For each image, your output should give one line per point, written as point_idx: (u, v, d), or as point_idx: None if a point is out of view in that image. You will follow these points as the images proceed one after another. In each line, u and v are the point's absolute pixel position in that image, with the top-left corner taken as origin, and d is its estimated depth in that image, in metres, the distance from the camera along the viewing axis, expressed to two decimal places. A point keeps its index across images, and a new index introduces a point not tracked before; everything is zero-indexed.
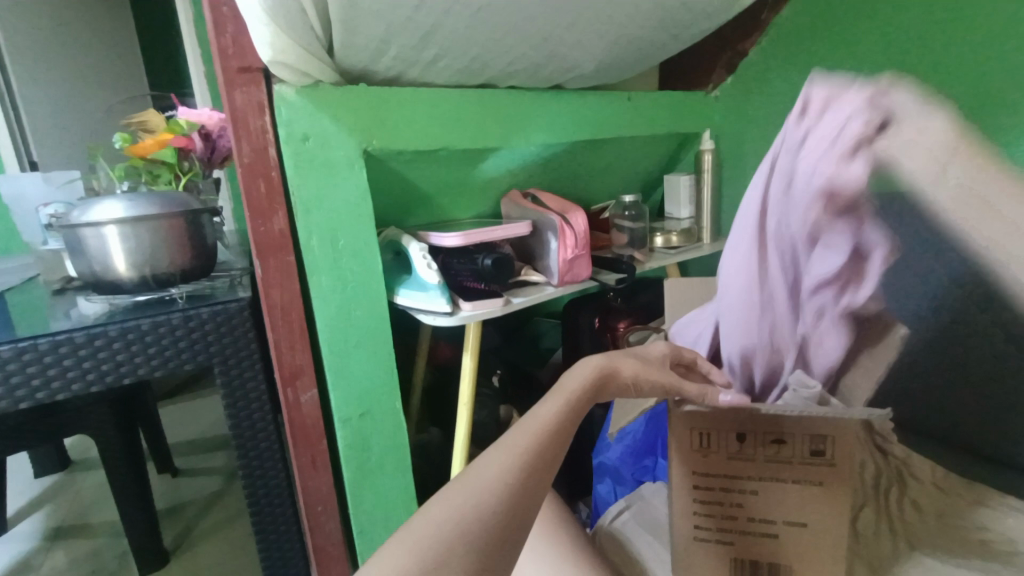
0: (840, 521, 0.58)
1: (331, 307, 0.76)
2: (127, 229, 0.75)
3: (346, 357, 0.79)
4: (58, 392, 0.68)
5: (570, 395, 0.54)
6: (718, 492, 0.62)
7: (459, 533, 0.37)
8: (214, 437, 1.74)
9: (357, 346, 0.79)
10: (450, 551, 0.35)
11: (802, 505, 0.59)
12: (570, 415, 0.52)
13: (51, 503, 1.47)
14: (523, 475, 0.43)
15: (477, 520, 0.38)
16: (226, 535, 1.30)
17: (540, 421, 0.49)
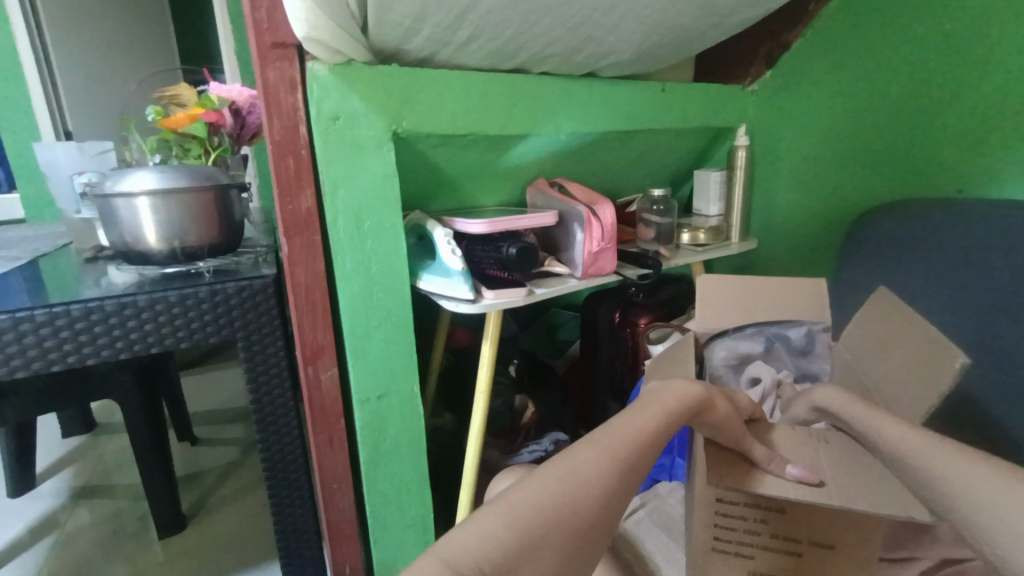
0: (866, 547, 0.58)
1: (354, 292, 0.76)
2: (158, 202, 0.76)
3: (367, 342, 0.79)
4: (88, 358, 0.69)
5: (664, 405, 0.54)
6: (743, 512, 0.61)
7: (547, 526, 0.39)
8: (233, 409, 1.78)
9: (379, 332, 0.80)
10: (544, 535, 0.39)
11: (829, 526, 0.59)
12: (666, 434, 0.52)
13: (76, 463, 1.52)
14: (611, 484, 0.45)
15: (568, 512, 0.41)
16: (242, 504, 1.33)
17: (634, 432, 0.50)
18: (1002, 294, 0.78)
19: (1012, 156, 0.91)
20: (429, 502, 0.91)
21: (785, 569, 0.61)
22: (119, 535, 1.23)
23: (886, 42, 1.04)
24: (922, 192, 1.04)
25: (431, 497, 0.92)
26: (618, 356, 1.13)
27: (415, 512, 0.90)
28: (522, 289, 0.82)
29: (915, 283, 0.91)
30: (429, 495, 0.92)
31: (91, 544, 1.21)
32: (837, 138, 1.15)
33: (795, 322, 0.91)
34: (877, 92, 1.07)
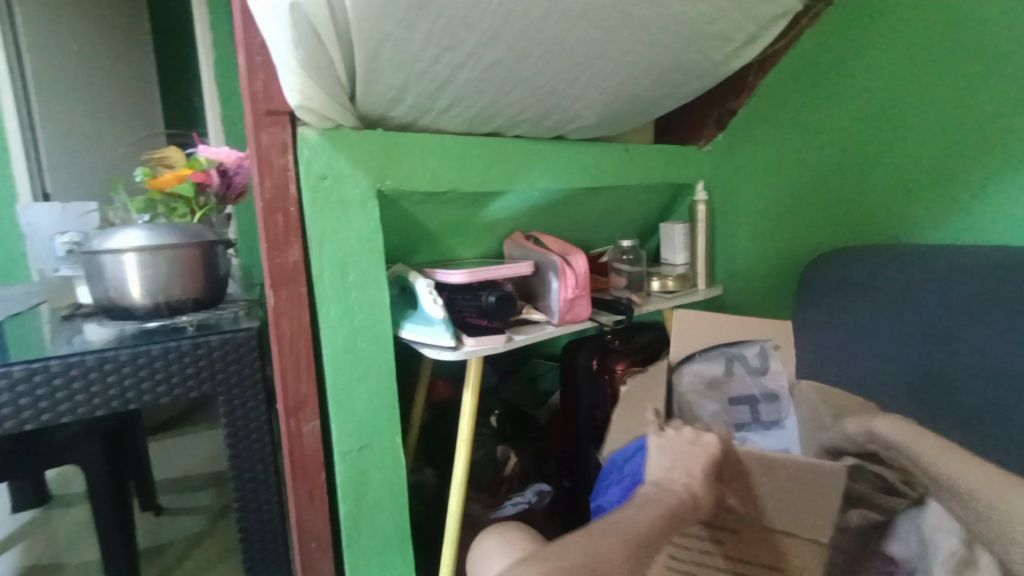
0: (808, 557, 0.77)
1: (338, 342, 0.78)
2: (145, 257, 0.78)
3: (350, 391, 0.80)
4: (64, 415, 0.68)
5: (688, 472, 0.69)
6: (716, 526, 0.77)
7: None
8: (202, 476, 1.70)
9: (364, 381, 0.81)
10: None
11: (769, 519, 0.77)
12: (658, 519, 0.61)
13: (27, 541, 1.42)
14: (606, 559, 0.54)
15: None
16: (211, 575, 1.26)
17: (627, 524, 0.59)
18: (941, 329, 0.86)
19: (935, 207, 1.02)
20: (412, 560, 0.88)
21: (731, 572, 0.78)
22: None
23: (820, 110, 1.17)
24: (865, 239, 1.13)
25: (414, 554, 0.89)
26: (598, 403, 1.15)
27: (398, 570, 0.87)
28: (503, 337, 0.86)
29: (867, 322, 0.97)
30: (411, 551, 0.89)
31: None
32: (785, 191, 1.26)
33: (750, 342, 1.11)
34: (816, 151, 1.19)
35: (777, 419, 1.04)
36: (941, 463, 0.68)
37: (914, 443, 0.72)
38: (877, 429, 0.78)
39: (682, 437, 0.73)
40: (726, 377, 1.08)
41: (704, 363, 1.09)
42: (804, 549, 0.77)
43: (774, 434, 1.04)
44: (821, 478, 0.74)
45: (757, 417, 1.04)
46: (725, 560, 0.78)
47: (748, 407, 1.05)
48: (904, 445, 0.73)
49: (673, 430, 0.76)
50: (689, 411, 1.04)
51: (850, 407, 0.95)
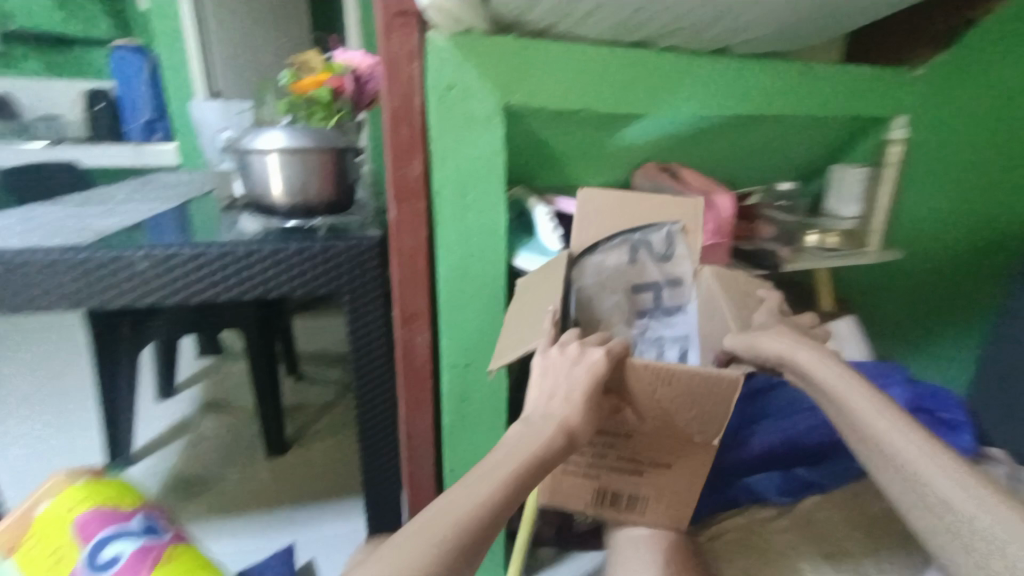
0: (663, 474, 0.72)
1: (450, 263, 0.79)
2: (288, 158, 0.83)
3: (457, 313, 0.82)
4: (222, 295, 0.79)
5: (567, 401, 0.57)
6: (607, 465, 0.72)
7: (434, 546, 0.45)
8: (334, 354, 1.97)
9: (471, 306, 0.82)
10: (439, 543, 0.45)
11: (662, 455, 0.70)
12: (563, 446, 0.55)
13: (207, 381, 1.80)
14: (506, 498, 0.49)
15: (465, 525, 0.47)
16: (335, 438, 1.53)
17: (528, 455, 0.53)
18: None
19: None
20: None
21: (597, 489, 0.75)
22: (236, 447, 1.50)
23: None
24: None
25: None
26: None
27: None
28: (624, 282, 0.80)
29: None
30: None
31: (215, 451, 1.48)
32: None
33: (659, 224, 0.76)
34: None
35: (681, 301, 0.81)
36: (848, 395, 0.60)
37: (795, 354, 0.63)
38: (744, 342, 0.67)
39: (570, 351, 0.59)
40: (632, 271, 0.80)
41: (608, 256, 0.78)
42: (691, 487, 0.73)
43: (673, 321, 0.83)
44: (714, 402, 0.61)
45: (658, 305, 0.82)
46: (619, 510, 0.76)
47: (648, 293, 0.82)
48: (796, 359, 0.63)
49: (572, 340, 0.61)
50: (610, 327, 0.81)
51: (695, 228, 0.76)
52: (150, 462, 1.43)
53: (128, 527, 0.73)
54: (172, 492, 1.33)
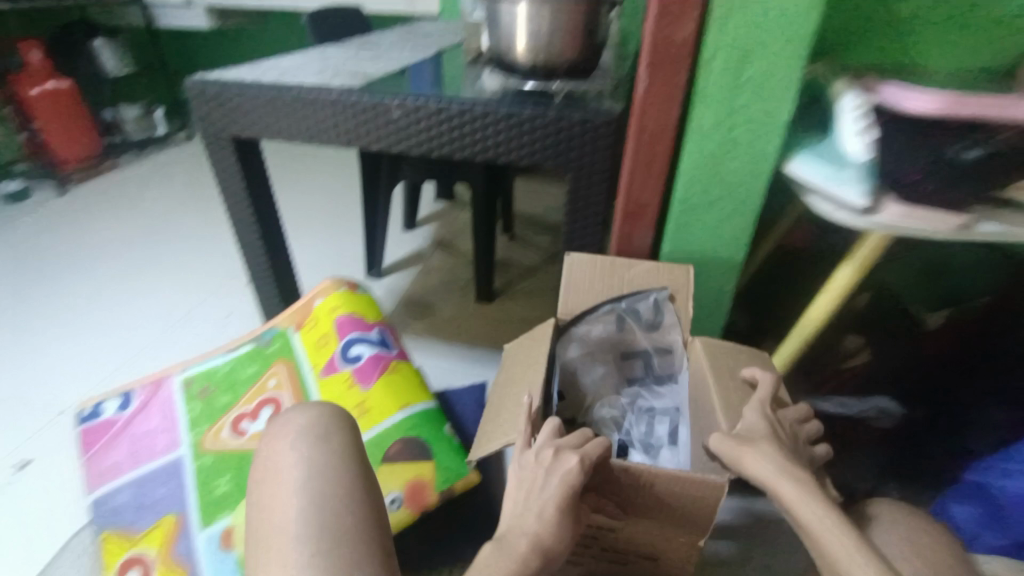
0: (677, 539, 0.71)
1: (707, 151, 0.74)
2: (535, 9, 0.75)
3: (697, 213, 0.80)
4: (456, 153, 0.81)
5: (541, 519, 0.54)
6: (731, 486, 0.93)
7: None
8: (545, 220, 2.06)
9: (708, 215, 0.80)
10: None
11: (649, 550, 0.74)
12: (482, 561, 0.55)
13: (438, 222, 2.06)
14: None
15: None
16: (533, 299, 1.69)
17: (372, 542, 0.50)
18: None
19: None
20: None
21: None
22: (455, 285, 1.74)
23: None
24: None
25: None
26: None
27: None
28: (954, 220, 0.66)
29: None
30: None
31: (439, 284, 1.75)
32: None
33: (644, 293, 0.81)
34: None
35: (671, 371, 0.87)
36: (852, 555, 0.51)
37: (780, 486, 0.57)
38: (731, 452, 0.61)
39: (544, 460, 0.58)
40: (621, 339, 0.86)
41: (594, 324, 0.83)
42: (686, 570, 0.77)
43: (662, 392, 0.87)
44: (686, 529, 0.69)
45: (649, 372, 0.87)
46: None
47: (640, 361, 0.88)
48: (784, 494, 0.57)
49: (547, 440, 0.60)
50: (596, 400, 0.86)
51: (681, 294, 0.80)
52: (391, 279, 1.76)
53: (370, 335, 0.90)
54: (403, 309, 1.65)
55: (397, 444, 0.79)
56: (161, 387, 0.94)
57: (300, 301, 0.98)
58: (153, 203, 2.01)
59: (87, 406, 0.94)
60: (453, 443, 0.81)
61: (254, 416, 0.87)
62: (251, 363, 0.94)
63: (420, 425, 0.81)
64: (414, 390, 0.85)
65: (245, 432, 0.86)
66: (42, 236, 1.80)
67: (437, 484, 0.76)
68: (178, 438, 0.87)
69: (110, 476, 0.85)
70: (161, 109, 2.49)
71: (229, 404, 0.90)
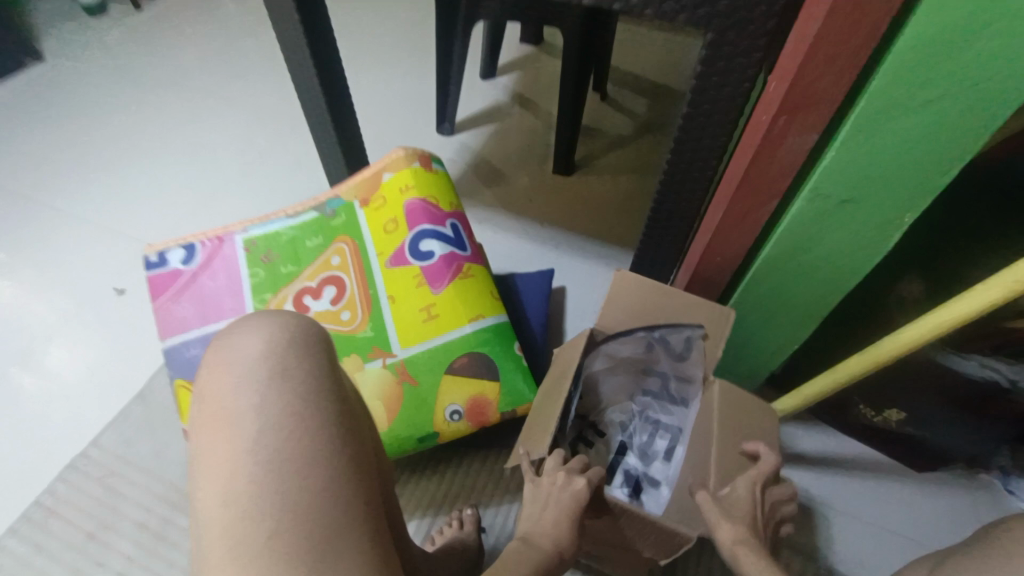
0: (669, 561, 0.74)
1: (950, 27, 0.47)
2: None
3: (896, 114, 0.54)
4: None
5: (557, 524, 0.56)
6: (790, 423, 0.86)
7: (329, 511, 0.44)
8: (647, 82, 1.72)
9: (910, 115, 0.54)
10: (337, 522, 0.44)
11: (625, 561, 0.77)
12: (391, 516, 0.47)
13: (521, 70, 1.77)
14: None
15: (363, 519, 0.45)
16: (617, 180, 1.48)
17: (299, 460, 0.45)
18: None
19: None
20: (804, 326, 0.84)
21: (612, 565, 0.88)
22: (530, 152, 1.54)
23: None
24: None
25: (807, 322, 0.83)
26: None
27: (782, 319, 0.84)
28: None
29: None
30: (811, 318, 0.82)
31: (514, 148, 1.55)
32: None
33: (676, 327, 0.71)
34: None
35: (687, 395, 0.80)
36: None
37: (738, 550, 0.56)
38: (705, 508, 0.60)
39: (558, 481, 0.59)
40: (643, 359, 0.79)
41: (620, 344, 0.76)
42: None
43: (673, 410, 0.82)
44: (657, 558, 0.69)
45: (667, 388, 0.81)
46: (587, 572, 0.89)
47: (658, 378, 0.81)
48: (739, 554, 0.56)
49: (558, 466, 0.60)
50: (608, 405, 0.84)
51: (714, 338, 0.70)
52: (463, 137, 1.57)
53: (443, 228, 0.80)
54: (473, 174, 1.50)
55: (464, 357, 0.74)
56: (224, 243, 0.89)
57: (367, 169, 0.86)
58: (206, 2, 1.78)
59: (153, 252, 0.90)
60: (520, 364, 0.75)
61: (318, 294, 0.82)
62: (315, 234, 0.87)
63: (491, 341, 0.74)
64: (487, 299, 0.77)
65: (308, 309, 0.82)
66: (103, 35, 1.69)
67: (500, 404, 0.74)
68: (244, 303, 0.85)
69: (182, 328, 0.85)
70: None
71: (293, 275, 0.86)
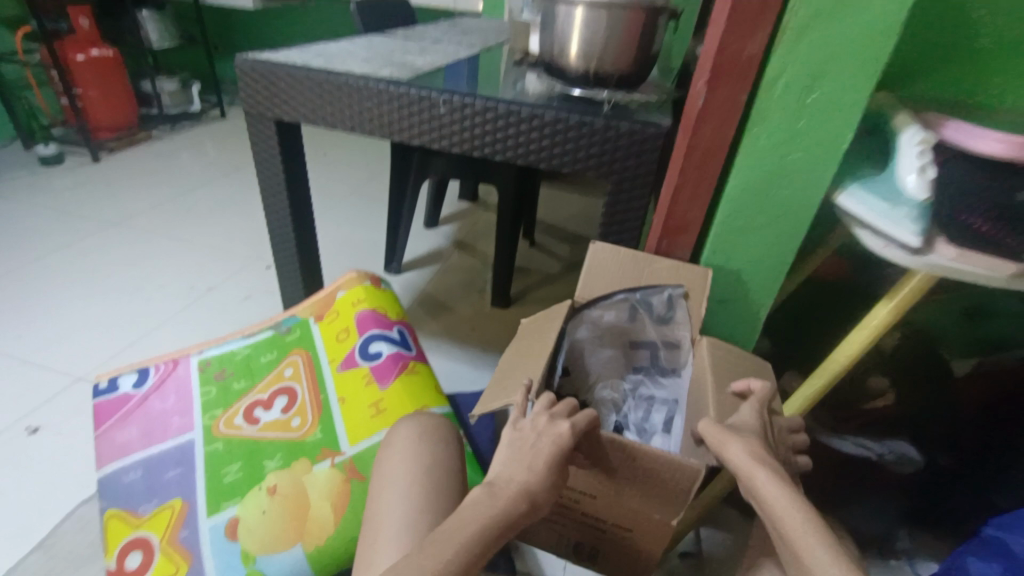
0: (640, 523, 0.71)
1: (759, 173, 0.71)
2: (594, 13, 0.75)
3: (739, 237, 0.76)
4: (497, 153, 0.81)
5: (529, 470, 0.56)
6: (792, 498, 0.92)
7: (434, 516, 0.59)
8: (570, 231, 2.03)
9: (753, 237, 0.76)
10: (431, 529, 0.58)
11: (624, 520, 0.72)
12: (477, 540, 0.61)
13: (460, 222, 2.05)
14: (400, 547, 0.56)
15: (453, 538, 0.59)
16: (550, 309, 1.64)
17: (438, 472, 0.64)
18: None
19: None
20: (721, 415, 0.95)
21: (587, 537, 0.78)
22: (471, 287, 1.70)
23: None
24: None
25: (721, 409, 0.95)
26: None
27: None
28: (1012, 267, 0.60)
29: None
30: None
31: (456, 283, 1.71)
32: None
33: (658, 288, 0.78)
34: None
35: (675, 365, 0.84)
36: (815, 544, 0.50)
37: (754, 473, 0.55)
38: (714, 439, 0.60)
39: (539, 425, 0.59)
40: (629, 328, 0.84)
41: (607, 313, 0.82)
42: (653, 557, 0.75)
43: (664, 383, 0.85)
44: (662, 507, 0.66)
45: (654, 362, 0.86)
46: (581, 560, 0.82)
47: (646, 350, 0.86)
48: (755, 480, 0.55)
49: (545, 409, 0.61)
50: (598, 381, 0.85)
51: (697, 294, 0.76)
52: (409, 276, 1.72)
53: (391, 332, 0.90)
54: (420, 305, 1.60)
55: None
56: (179, 364, 0.93)
57: (322, 291, 0.98)
58: (190, 188, 2.09)
59: (104, 379, 0.92)
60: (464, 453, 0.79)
61: (269, 405, 0.86)
62: (270, 350, 0.93)
63: None
64: (432, 392, 0.83)
65: (259, 420, 0.84)
66: (82, 209, 1.88)
67: None
68: (192, 421, 0.85)
69: (123, 453, 0.82)
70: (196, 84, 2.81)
71: (244, 390, 0.89)
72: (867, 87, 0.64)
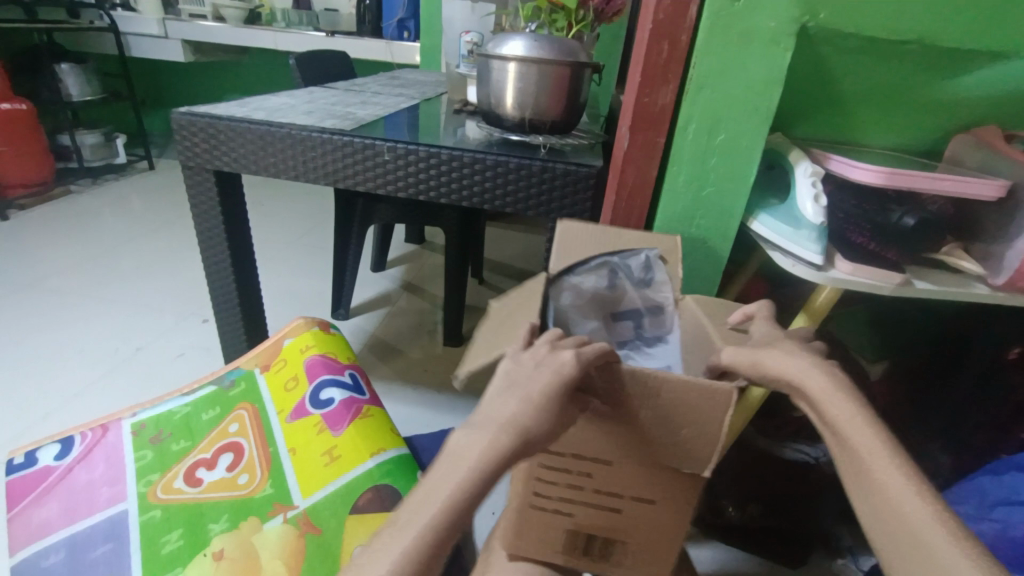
0: (665, 488, 0.62)
1: (680, 207, 0.79)
2: (524, 69, 0.82)
3: None
4: (442, 196, 0.84)
5: (525, 400, 0.45)
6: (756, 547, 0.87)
7: None
8: (516, 268, 2.08)
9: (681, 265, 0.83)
10: None
11: (646, 486, 0.62)
12: None
13: (407, 265, 2.06)
14: None
15: None
16: None
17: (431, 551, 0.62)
18: None
19: None
20: None
21: (604, 520, 0.66)
22: (421, 328, 1.69)
23: None
24: None
25: None
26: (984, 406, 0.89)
27: None
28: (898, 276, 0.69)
29: None
30: None
31: (405, 326, 1.70)
32: None
33: (635, 250, 0.71)
34: None
35: (660, 332, 0.77)
36: (879, 452, 0.44)
37: (807, 380, 0.48)
38: (744, 353, 0.52)
39: (538, 352, 0.49)
40: (611, 296, 0.76)
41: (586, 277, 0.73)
42: (678, 527, 0.66)
43: (654, 353, 0.75)
44: (686, 463, 0.55)
45: (640, 332, 0.77)
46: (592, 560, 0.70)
47: (628, 321, 0.78)
48: (811, 389, 0.48)
49: (546, 340, 0.51)
50: None
51: (673, 256, 0.70)
52: (358, 320, 1.70)
53: (341, 377, 0.89)
54: (371, 352, 1.57)
55: (369, 493, 0.75)
56: (108, 430, 0.87)
57: (267, 340, 0.95)
58: (116, 243, 1.99)
59: (17, 455, 0.84)
60: None
61: (212, 464, 0.81)
62: (212, 406, 0.89)
63: (392, 472, 0.77)
64: (387, 435, 0.82)
65: (201, 481, 0.80)
66: None
67: None
68: (124, 490, 0.79)
69: (41, 534, 0.75)
70: (121, 136, 2.71)
71: (184, 451, 0.84)
72: (763, 130, 0.73)
